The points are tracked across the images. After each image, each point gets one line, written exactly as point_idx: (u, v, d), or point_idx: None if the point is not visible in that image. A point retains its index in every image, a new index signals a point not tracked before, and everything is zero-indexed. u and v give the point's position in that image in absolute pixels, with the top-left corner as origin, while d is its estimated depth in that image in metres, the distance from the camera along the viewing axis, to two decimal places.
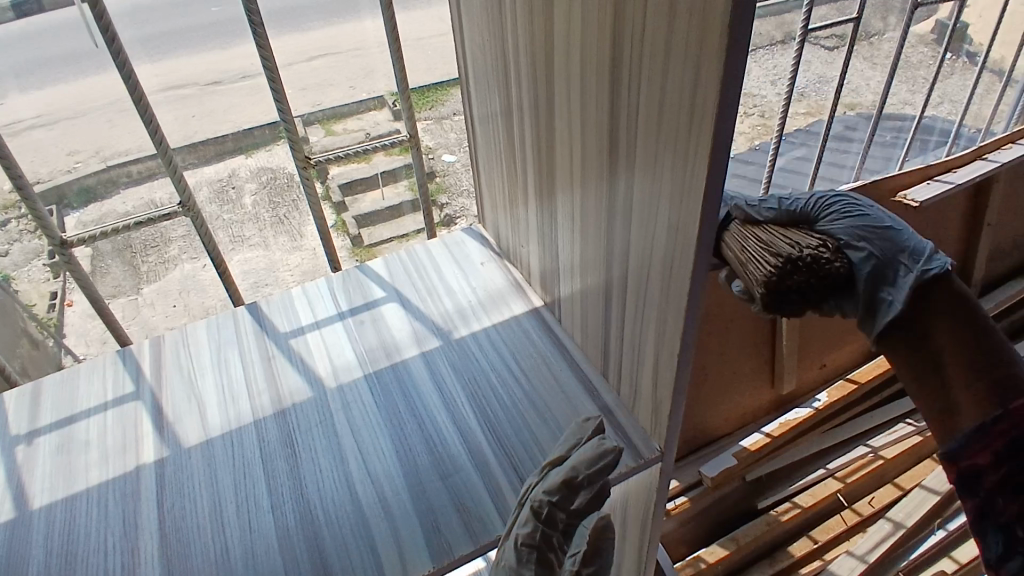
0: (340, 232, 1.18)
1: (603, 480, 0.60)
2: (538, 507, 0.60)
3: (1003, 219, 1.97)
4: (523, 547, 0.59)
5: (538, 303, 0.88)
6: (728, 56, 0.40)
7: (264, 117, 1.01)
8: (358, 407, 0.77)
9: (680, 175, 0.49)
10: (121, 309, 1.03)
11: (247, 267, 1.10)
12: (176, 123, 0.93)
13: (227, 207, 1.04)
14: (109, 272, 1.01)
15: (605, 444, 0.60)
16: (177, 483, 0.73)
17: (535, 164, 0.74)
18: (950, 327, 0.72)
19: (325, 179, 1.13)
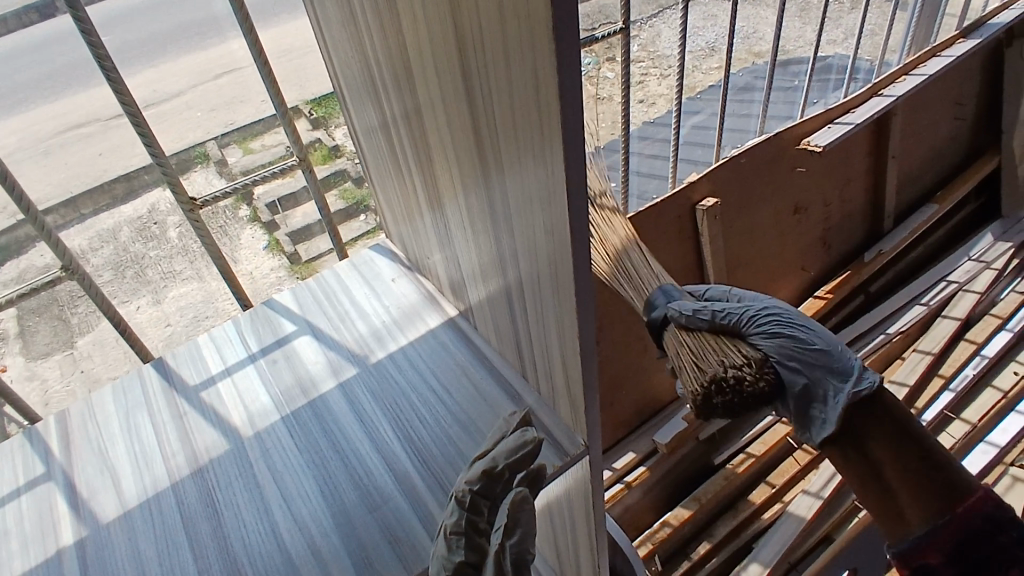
0: (275, 252, 1.17)
1: (527, 467, 0.61)
2: (461, 496, 0.60)
3: (906, 147, 2.05)
4: (452, 535, 0.59)
5: (452, 312, 0.87)
6: (560, 60, 0.40)
7: (137, 159, 0.98)
8: (277, 452, 0.74)
9: (544, 181, 0.48)
10: (59, 366, 0.99)
11: (184, 302, 1.09)
12: (56, 171, 0.91)
13: (153, 244, 1.04)
14: (38, 330, 0.98)
15: (526, 435, 0.61)
16: (100, 560, 0.68)
17: (420, 176, 0.73)
18: (886, 445, 1.04)
19: (251, 200, 1.14)
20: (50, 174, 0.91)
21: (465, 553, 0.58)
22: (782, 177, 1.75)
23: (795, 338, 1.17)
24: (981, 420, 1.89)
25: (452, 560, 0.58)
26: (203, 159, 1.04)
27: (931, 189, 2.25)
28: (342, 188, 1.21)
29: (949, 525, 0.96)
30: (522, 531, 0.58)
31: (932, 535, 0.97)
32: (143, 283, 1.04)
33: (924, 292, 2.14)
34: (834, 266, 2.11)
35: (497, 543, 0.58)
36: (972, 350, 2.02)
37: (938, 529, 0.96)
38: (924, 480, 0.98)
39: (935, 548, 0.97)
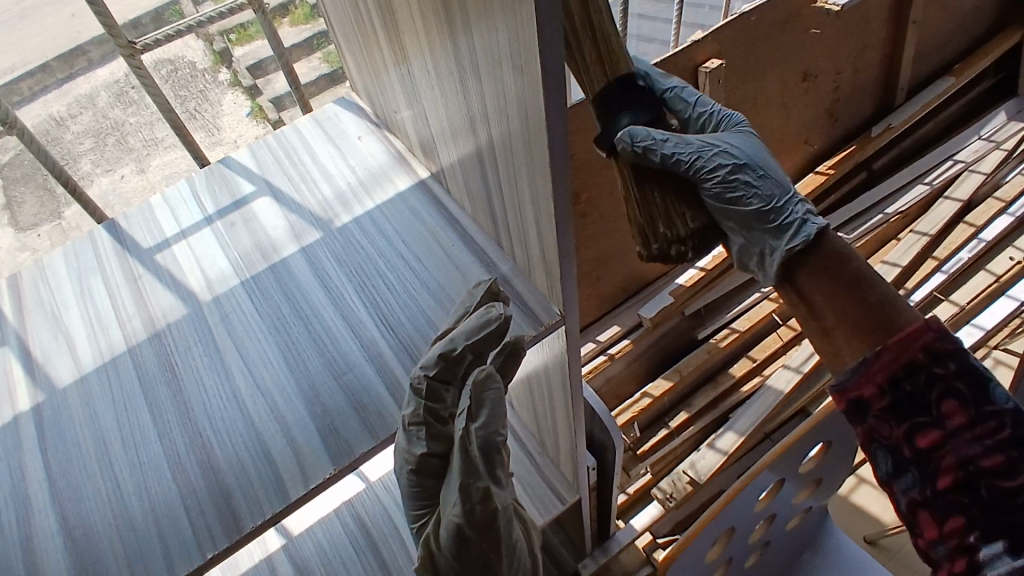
0: (259, 120, 1.07)
1: (488, 349, 0.58)
2: (417, 384, 0.58)
3: (928, 13, 1.88)
4: (412, 427, 0.59)
5: (422, 175, 0.80)
6: None
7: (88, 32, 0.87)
8: (238, 318, 0.70)
9: (512, 9, 0.42)
10: (48, 237, 0.95)
11: (168, 172, 1.03)
12: (30, 37, 0.82)
13: (132, 109, 0.96)
14: (25, 201, 0.92)
15: (491, 312, 0.57)
16: (58, 425, 0.66)
17: (381, 22, 0.65)
18: (820, 273, 0.65)
19: (231, 62, 1.02)
20: (27, 37, 0.82)
21: (425, 446, 0.59)
22: (793, 40, 1.61)
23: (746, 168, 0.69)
24: (970, 302, 1.90)
25: (414, 452, 0.60)
26: (178, 17, 0.93)
27: (947, 62, 2.10)
28: (324, 52, 1.11)
29: (881, 358, 0.61)
30: (487, 412, 0.57)
31: (870, 362, 0.61)
32: (125, 151, 0.97)
33: (929, 171, 2.06)
34: (839, 142, 2.02)
35: (461, 429, 0.57)
36: (970, 234, 1.97)
37: (873, 358, 0.61)
38: (840, 300, 0.63)
39: (872, 379, 0.62)
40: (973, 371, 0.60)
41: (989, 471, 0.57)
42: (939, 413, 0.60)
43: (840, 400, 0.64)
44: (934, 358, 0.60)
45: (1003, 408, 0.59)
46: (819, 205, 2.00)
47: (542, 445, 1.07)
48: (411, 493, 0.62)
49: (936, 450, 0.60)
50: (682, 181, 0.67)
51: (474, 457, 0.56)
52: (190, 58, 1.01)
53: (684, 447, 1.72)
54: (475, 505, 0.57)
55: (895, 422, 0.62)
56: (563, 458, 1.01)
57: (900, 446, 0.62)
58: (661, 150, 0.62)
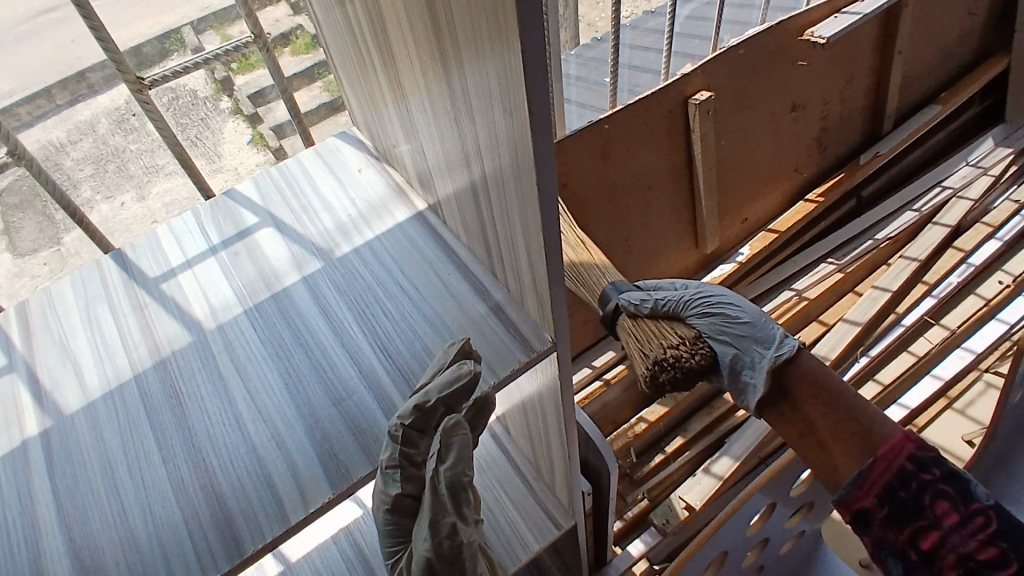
0: (259, 147, 1.11)
1: (459, 402, 0.61)
2: (394, 430, 0.60)
3: (913, 44, 1.93)
4: (390, 469, 0.60)
5: (421, 206, 0.83)
6: None
7: (94, 56, 0.90)
8: (241, 345, 0.73)
9: (501, 57, 0.44)
10: (47, 262, 0.97)
11: (168, 200, 1.06)
12: (27, 61, 0.85)
13: (132, 137, 0.99)
14: (23, 227, 0.94)
15: (462, 369, 0.60)
16: (65, 450, 0.68)
17: (380, 61, 0.67)
18: (820, 405, 0.91)
19: (232, 91, 1.05)
20: (26, 60, 0.85)
21: (400, 487, 0.60)
22: (780, 72, 1.66)
23: (728, 313, 1.05)
24: (960, 326, 1.93)
25: (390, 492, 0.61)
26: (178, 45, 0.96)
27: (934, 90, 2.15)
28: (324, 80, 1.15)
29: (874, 468, 0.81)
30: (456, 455, 0.59)
31: (867, 475, 0.81)
32: (126, 178, 1.00)
33: (918, 198, 2.10)
34: (829, 168, 2.06)
35: (431, 470, 0.59)
36: (959, 258, 2.01)
37: (868, 470, 0.81)
38: (841, 422, 0.87)
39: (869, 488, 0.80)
40: (951, 473, 0.78)
41: (985, 562, 0.73)
42: (936, 515, 0.77)
43: (849, 511, 0.82)
44: (919, 465, 0.79)
45: (984, 503, 0.76)
46: (810, 231, 2.04)
47: (538, 469, 1.08)
48: (387, 533, 0.63)
49: (937, 548, 0.76)
50: (673, 317, 1.07)
51: (444, 495, 0.59)
52: (191, 86, 1.03)
53: (680, 472, 1.72)
54: (443, 540, 0.58)
55: (899, 526, 0.79)
56: (558, 485, 1.03)
57: (906, 549, 0.79)
58: (648, 301, 1.07)
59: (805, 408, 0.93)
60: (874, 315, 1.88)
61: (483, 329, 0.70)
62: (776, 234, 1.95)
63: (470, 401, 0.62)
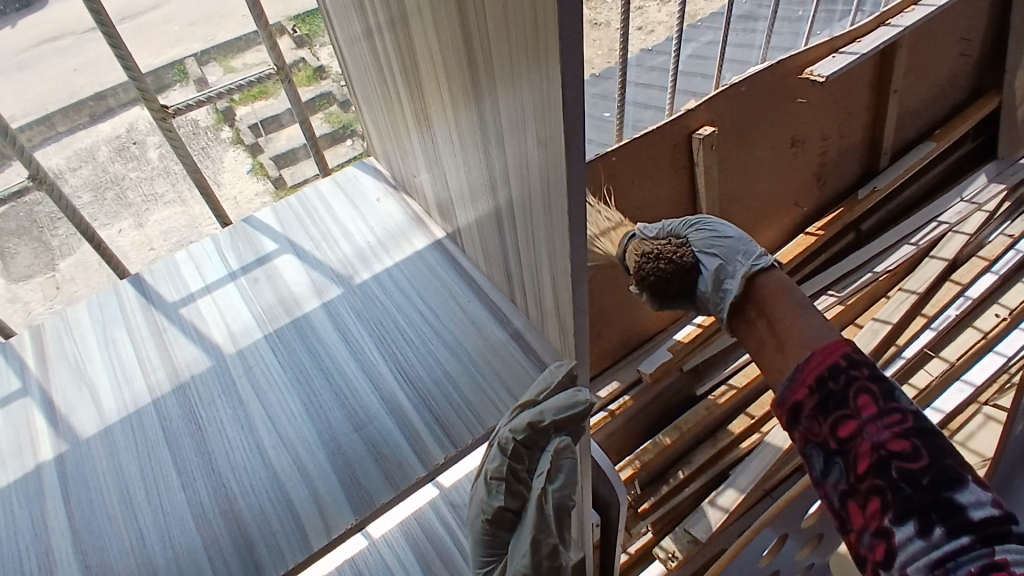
0: (259, 176, 1.13)
1: (567, 425, 0.64)
2: (504, 443, 0.62)
3: (908, 82, 1.98)
4: (495, 481, 0.64)
5: (439, 234, 0.85)
6: None
7: (109, 78, 0.92)
8: (261, 370, 0.73)
9: (539, 88, 0.45)
10: (40, 290, 0.95)
11: (167, 226, 1.06)
12: (29, 88, 0.86)
13: (133, 164, 0.99)
14: (18, 254, 0.93)
15: (580, 397, 0.63)
16: (82, 476, 0.68)
17: (407, 91, 0.69)
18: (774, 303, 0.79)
19: (232, 120, 1.07)
20: (29, 87, 0.86)
21: (503, 500, 0.63)
22: (781, 108, 1.70)
23: (716, 232, 1.09)
24: (960, 358, 1.95)
25: (492, 505, 0.64)
26: (182, 76, 0.97)
27: (929, 127, 2.20)
28: (325, 112, 1.19)
29: (809, 364, 0.68)
30: (563, 476, 0.63)
31: (801, 370, 0.69)
32: (124, 206, 1.00)
33: (915, 231, 2.13)
34: (827, 203, 2.09)
35: (539, 488, 0.61)
36: (957, 291, 2.03)
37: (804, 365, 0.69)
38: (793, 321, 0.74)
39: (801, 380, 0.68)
40: (884, 378, 0.66)
41: (897, 455, 0.62)
42: (855, 405, 0.65)
43: (783, 410, 0.70)
44: (852, 362, 0.66)
45: (907, 406, 0.64)
46: (810, 264, 2.05)
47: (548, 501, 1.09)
48: (480, 543, 0.66)
49: (855, 440, 0.65)
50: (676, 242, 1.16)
51: (548, 514, 0.61)
52: (195, 116, 1.04)
53: (683, 505, 1.72)
54: (543, 559, 0.60)
55: (817, 419, 0.68)
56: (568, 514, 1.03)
57: (828, 443, 0.67)
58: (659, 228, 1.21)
59: (763, 311, 0.80)
60: (877, 345, 1.90)
61: (503, 355, 0.71)
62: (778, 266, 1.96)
63: (576, 426, 0.65)
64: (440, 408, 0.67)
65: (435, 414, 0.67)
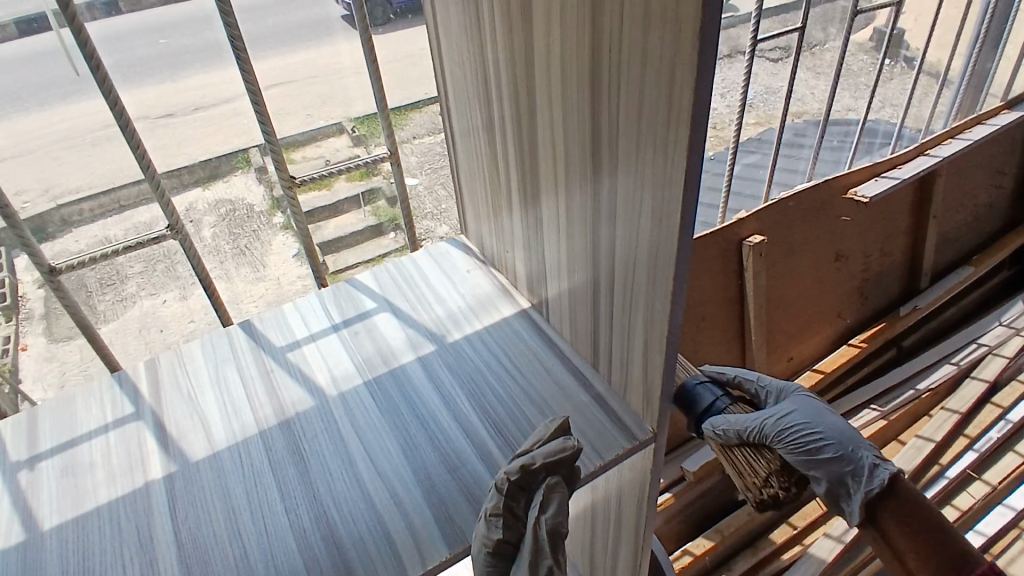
0: (303, 261, 1.15)
1: (558, 470, 0.65)
2: (500, 483, 0.64)
3: (946, 208, 2.08)
4: (492, 516, 0.64)
5: (525, 304, 0.93)
6: (700, 71, 0.46)
7: (226, 145, 1.01)
8: (360, 410, 0.80)
9: (661, 171, 0.54)
10: (80, 350, 1.02)
11: (210, 300, 1.10)
12: (99, 163, 0.92)
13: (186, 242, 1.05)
14: (64, 313, 1.01)
15: (567, 441, 0.66)
16: (189, 495, 0.74)
17: (519, 176, 0.80)
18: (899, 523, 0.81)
19: (286, 208, 1.11)
20: (96, 163, 0.91)
21: (501, 532, 0.63)
22: (825, 224, 1.80)
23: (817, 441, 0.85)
24: (1000, 483, 1.91)
25: (491, 538, 0.63)
26: (244, 164, 1.04)
27: (966, 253, 2.28)
28: (373, 205, 1.19)
29: None
30: (556, 508, 0.63)
31: None
32: (172, 278, 1.06)
33: (955, 351, 2.15)
34: (869, 317, 2.14)
35: (534, 521, 0.62)
36: (996, 414, 2.01)
37: None
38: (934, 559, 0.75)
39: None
40: None
41: None
42: None
43: None
44: None
45: None
46: (852, 377, 2.08)
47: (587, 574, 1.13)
48: None
49: None
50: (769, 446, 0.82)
51: (544, 543, 0.62)
52: (249, 200, 1.07)
53: None
54: None
55: None
56: None
57: None
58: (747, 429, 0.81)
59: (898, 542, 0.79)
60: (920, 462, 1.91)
61: (587, 415, 0.77)
62: (822, 373, 1.99)
63: (568, 472, 0.67)
64: None
65: None
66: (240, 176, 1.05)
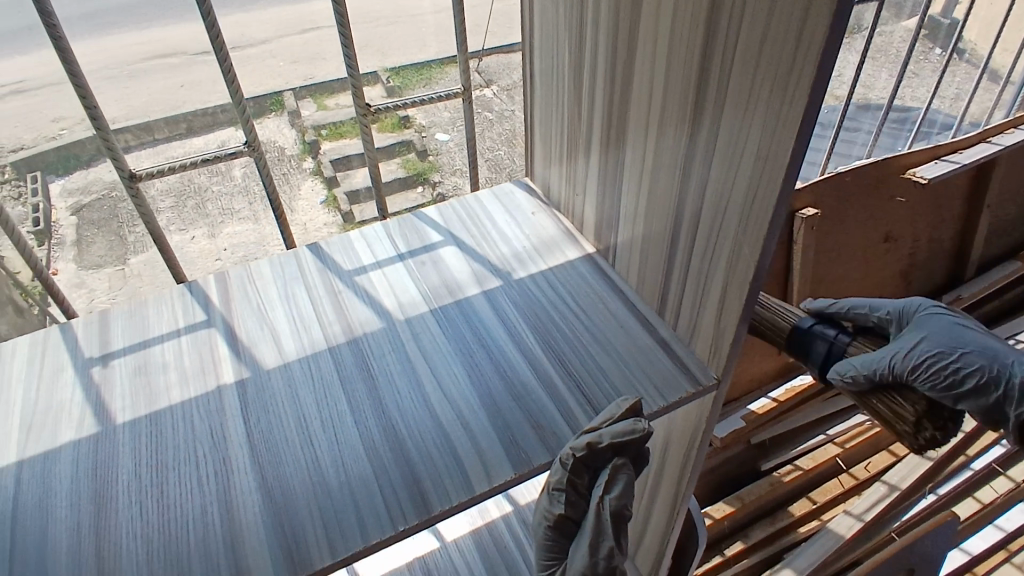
0: (330, 208, 1.15)
1: (623, 450, 0.65)
2: (565, 460, 0.65)
3: (1002, 200, 2.04)
4: (555, 492, 0.67)
5: (590, 249, 0.93)
6: (838, 7, 0.45)
7: (301, 80, 1.05)
8: (428, 336, 0.81)
9: (776, 109, 0.53)
10: (108, 279, 1.04)
11: (236, 241, 1.11)
12: (135, 95, 0.94)
13: (217, 178, 1.08)
14: (94, 242, 1.03)
15: (637, 424, 0.65)
16: (261, 401, 0.76)
17: (605, 118, 0.80)
18: None
19: (316, 153, 1.12)
20: (136, 95, 0.94)
21: (563, 508, 0.67)
22: (879, 204, 1.77)
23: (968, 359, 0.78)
24: None
25: (553, 511, 0.68)
26: (278, 106, 1.05)
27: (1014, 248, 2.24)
28: (402, 158, 1.21)
29: None
30: (620, 486, 0.65)
31: None
32: (201, 215, 1.07)
33: None
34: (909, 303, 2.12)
35: (597, 498, 0.65)
36: None
37: None
38: None
39: None
40: None
41: None
42: None
43: None
44: None
45: None
46: None
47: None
48: (542, 546, 0.69)
49: None
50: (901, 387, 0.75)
51: (605, 520, 0.64)
52: (281, 143, 1.08)
53: None
54: (599, 564, 0.63)
55: None
56: (652, 526, 1.06)
57: None
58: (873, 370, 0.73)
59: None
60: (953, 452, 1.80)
61: (651, 358, 0.77)
62: None
63: (636, 449, 0.67)
64: (590, 390, 0.74)
65: (586, 394, 0.74)
66: (272, 119, 1.06)
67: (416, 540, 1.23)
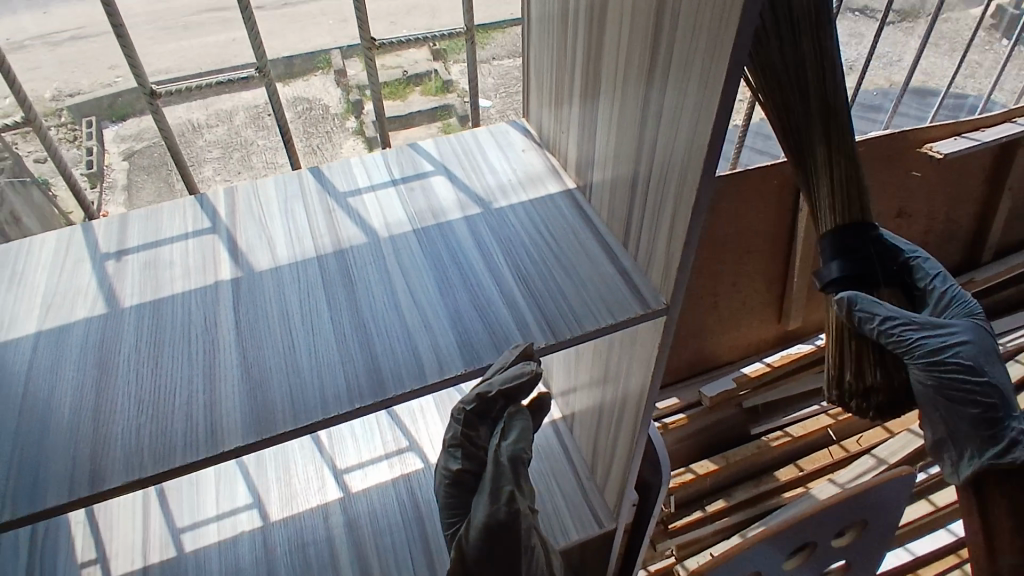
0: None
1: (516, 391, 0.74)
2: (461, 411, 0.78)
3: None
4: (451, 452, 0.78)
5: (572, 185, 0.98)
6: None
7: (334, 42, 1.12)
8: (407, 252, 0.88)
9: (715, 36, 0.57)
10: None
11: None
12: (184, 50, 1.03)
13: (263, 132, 1.16)
14: (144, 188, 1.14)
15: (527, 366, 0.73)
16: (250, 297, 0.84)
17: (585, 58, 0.84)
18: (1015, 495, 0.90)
19: (360, 113, 1.20)
20: (187, 50, 1.04)
21: (460, 463, 0.78)
22: (893, 178, 1.76)
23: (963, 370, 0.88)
24: None
25: (450, 468, 0.78)
26: (325, 65, 1.13)
27: None
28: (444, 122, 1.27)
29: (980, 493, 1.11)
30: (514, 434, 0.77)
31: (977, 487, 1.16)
32: (246, 168, 1.16)
33: (1004, 333, 2.12)
34: None
35: (494, 446, 0.76)
36: None
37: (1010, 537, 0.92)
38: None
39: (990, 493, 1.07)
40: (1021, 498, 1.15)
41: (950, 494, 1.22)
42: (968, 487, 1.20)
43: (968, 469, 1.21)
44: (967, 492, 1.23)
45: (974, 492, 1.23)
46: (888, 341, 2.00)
47: (572, 426, 1.36)
48: (446, 505, 0.79)
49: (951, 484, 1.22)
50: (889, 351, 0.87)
51: (503, 466, 0.75)
52: (326, 102, 1.17)
53: (716, 535, 1.76)
54: (502, 505, 0.73)
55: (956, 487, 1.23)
56: (616, 458, 1.13)
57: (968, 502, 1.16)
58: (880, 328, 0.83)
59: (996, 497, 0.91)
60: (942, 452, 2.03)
61: (610, 284, 0.82)
62: None
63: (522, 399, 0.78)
64: (547, 307, 0.80)
65: (542, 311, 0.80)
66: (321, 76, 1.14)
67: (403, 460, 1.31)
